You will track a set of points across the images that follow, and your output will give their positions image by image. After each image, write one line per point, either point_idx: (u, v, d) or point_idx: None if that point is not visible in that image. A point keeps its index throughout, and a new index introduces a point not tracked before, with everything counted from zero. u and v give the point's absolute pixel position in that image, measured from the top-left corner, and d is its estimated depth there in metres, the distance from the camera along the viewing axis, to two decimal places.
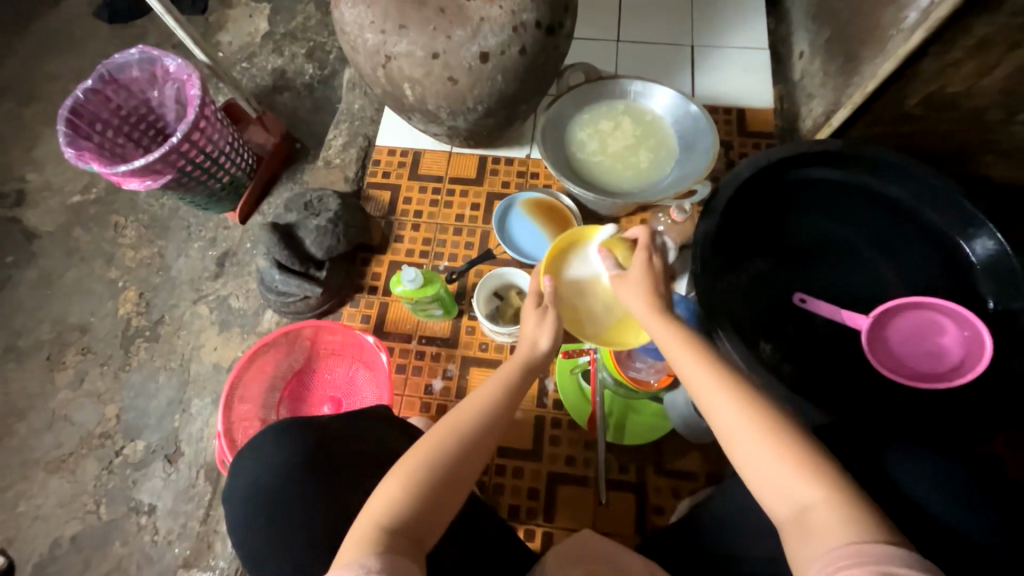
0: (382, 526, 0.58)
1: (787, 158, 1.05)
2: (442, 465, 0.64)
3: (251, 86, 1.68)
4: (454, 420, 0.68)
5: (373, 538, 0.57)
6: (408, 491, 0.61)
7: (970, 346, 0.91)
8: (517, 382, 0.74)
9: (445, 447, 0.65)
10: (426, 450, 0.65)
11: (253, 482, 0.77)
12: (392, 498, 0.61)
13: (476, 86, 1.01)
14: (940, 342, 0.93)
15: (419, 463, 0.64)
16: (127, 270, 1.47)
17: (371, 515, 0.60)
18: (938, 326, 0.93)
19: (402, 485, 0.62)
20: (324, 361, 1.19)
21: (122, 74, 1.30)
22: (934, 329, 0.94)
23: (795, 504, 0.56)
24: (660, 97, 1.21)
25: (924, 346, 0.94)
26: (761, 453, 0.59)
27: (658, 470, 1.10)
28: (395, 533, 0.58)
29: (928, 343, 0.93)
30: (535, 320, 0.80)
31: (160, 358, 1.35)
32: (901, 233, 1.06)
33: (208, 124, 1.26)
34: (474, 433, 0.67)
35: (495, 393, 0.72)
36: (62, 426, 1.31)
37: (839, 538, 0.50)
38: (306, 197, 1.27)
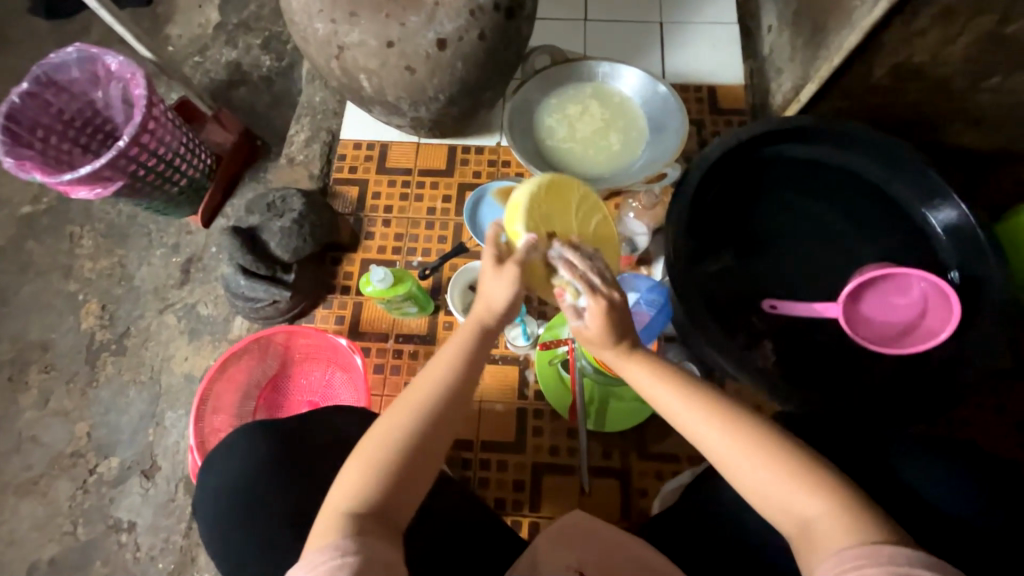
0: (344, 513, 0.57)
1: (756, 137, 1.04)
2: (410, 446, 0.61)
3: (205, 83, 1.60)
4: (412, 397, 0.64)
5: (337, 525, 0.56)
6: (372, 478, 0.59)
7: (929, 296, 0.94)
8: (474, 345, 0.67)
9: (404, 426, 0.62)
10: (391, 429, 0.62)
11: (218, 504, 0.73)
12: (357, 485, 0.59)
13: (436, 75, 0.97)
14: (902, 301, 0.96)
15: (376, 456, 0.60)
16: (87, 282, 1.40)
17: (333, 505, 0.58)
18: (898, 287, 0.96)
19: (364, 469, 0.59)
20: (300, 366, 1.16)
21: (60, 75, 1.22)
22: (895, 291, 0.96)
23: (793, 519, 0.56)
24: (628, 78, 1.18)
25: (894, 307, 0.96)
26: (711, 437, 0.60)
27: (641, 455, 1.11)
28: (363, 517, 0.57)
29: (890, 306, 0.96)
30: (495, 276, 0.68)
31: (129, 371, 1.31)
32: (872, 207, 1.06)
33: (158, 125, 1.20)
34: (432, 407, 0.63)
35: (449, 369, 0.65)
36: (30, 447, 1.26)
37: (847, 542, 0.52)
38: (269, 197, 1.22)
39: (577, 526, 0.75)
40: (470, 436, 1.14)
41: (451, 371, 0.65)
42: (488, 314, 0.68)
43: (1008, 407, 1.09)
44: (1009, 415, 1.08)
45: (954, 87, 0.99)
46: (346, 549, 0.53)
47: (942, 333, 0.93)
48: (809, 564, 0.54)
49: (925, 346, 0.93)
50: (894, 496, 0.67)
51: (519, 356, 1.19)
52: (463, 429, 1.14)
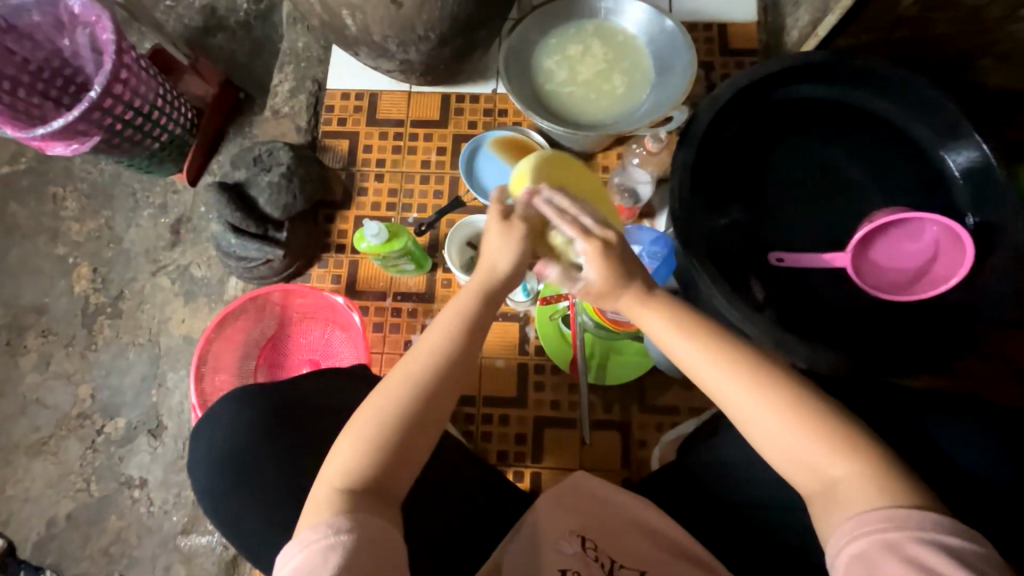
0: (339, 488, 0.57)
1: (770, 76, 0.98)
2: (402, 418, 0.60)
3: (180, 29, 1.49)
4: (410, 366, 0.62)
5: (332, 502, 0.56)
6: (367, 454, 0.59)
7: (941, 243, 0.91)
8: (475, 313, 0.65)
9: (403, 398, 0.61)
10: (389, 401, 0.61)
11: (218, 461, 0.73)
12: (351, 459, 0.59)
13: (425, 10, 0.89)
14: (912, 247, 0.93)
15: (373, 426, 0.60)
16: (75, 245, 1.37)
17: (328, 478, 0.58)
18: (909, 234, 0.93)
19: (359, 445, 0.59)
20: (299, 325, 1.15)
21: (20, 20, 1.13)
22: (907, 237, 0.93)
23: (816, 477, 0.56)
24: (633, 13, 1.09)
25: (905, 255, 0.94)
26: (735, 390, 0.59)
27: (641, 408, 1.12)
28: (356, 493, 0.57)
29: (901, 253, 0.94)
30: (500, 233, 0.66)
31: (127, 334, 1.30)
32: (888, 151, 1.01)
33: (131, 74, 1.12)
34: (430, 378, 0.62)
35: (441, 337, 0.63)
36: (36, 410, 1.27)
37: (866, 505, 0.52)
38: (254, 151, 1.16)
39: (581, 489, 0.75)
40: (471, 392, 1.14)
41: (446, 340, 0.63)
42: (490, 276, 0.66)
43: (1011, 356, 1.08)
44: (1011, 364, 1.08)
45: (985, 15, 0.92)
46: (339, 527, 0.53)
47: (952, 279, 0.90)
48: (823, 519, 0.54)
49: (934, 292, 0.91)
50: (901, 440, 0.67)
51: (519, 313, 1.18)
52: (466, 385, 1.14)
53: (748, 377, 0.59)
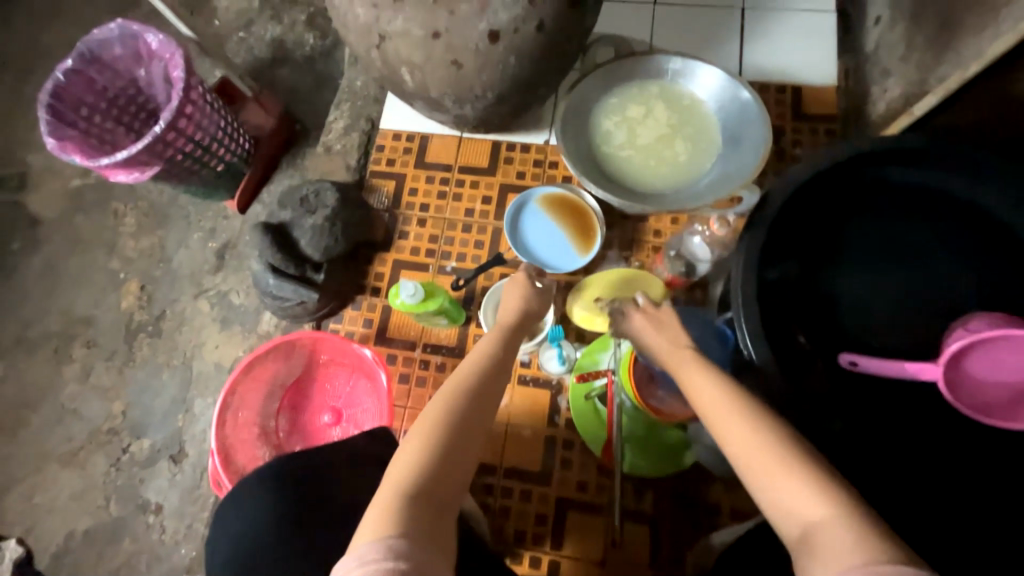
0: (407, 492, 0.56)
1: (855, 156, 0.88)
2: (455, 424, 0.61)
3: (249, 60, 1.55)
4: (463, 375, 0.66)
5: (388, 513, 0.54)
6: (429, 453, 0.59)
7: None
8: (510, 342, 0.73)
9: (462, 406, 0.63)
10: (451, 406, 0.63)
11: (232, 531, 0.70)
12: (412, 461, 0.58)
13: (485, 71, 0.86)
14: (1012, 361, 0.79)
15: (435, 426, 0.61)
16: (128, 261, 1.42)
17: (393, 480, 0.57)
18: (1010, 348, 0.78)
19: (423, 444, 0.59)
20: (325, 371, 1.12)
21: (104, 52, 1.19)
22: (1010, 351, 0.79)
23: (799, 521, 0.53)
24: (704, 78, 1.03)
25: (1007, 368, 0.80)
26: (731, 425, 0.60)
27: (677, 502, 1.02)
28: (418, 501, 0.55)
29: (999, 369, 0.80)
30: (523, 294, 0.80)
31: (163, 355, 1.32)
32: (990, 248, 0.89)
33: (196, 109, 1.16)
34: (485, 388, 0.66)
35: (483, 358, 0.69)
36: (71, 420, 1.31)
37: (852, 559, 0.47)
38: (300, 192, 1.15)
39: None
40: (493, 461, 1.07)
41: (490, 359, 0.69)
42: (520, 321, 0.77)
43: None
44: None
45: None
46: (396, 549, 0.50)
47: None
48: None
49: None
50: None
51: (552, 380, 1.10)
52: (487, 453, 1.08)
53: (736, 414, 0.61)
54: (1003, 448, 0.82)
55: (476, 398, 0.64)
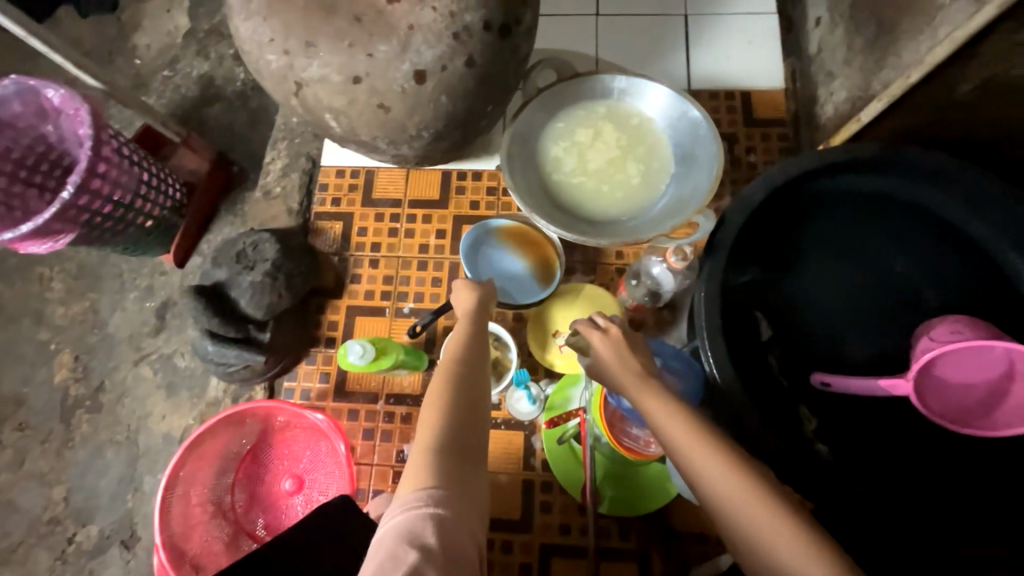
0: (432, 445, 0.57)
1: (808, 171, 0.85)
2: (467, 401, 0.63)
3: (176, 100, 1.45)
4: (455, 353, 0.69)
5: (431, 458, 0.56)
6: (444, 416, 0.61)
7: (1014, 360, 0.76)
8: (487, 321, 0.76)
9: (460, 374, 0.66)
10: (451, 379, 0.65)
11: None
12: (439, 426, 0.60)
13: (416, 112, 0.80)
14: (977, 368, 0.78)
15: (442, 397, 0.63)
16: (59, 330, 1.30)
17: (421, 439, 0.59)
18: (973, 356, 0.77)
19: (437, 408, 0.62)
20: (282, 435, 1.05)
21: (2, 111, 1.08)
22: (975, 358, 0.77)
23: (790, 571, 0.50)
24: (651, 96, 0.99)
25: (975, 374, 0.78)
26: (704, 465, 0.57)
27: (663, 537, 0.98)
28: (445, 450, 0.57)
29: (966, 375, 0.79)
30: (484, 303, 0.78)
31: (105, 430, 1.21)
32: (950, 252, 0.88)
33: (110, 167, 1.06)
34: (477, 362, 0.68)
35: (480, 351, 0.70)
36: (7, 513, 1.19)
37: None
38: (236, 245, 1.05)
39: None
40: None
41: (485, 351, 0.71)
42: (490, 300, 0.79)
43: None
44: None
45: None
46: (434, 497, 0.52)
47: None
48: None
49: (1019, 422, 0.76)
50: None
51: (524, 421, 1.05)
52: None
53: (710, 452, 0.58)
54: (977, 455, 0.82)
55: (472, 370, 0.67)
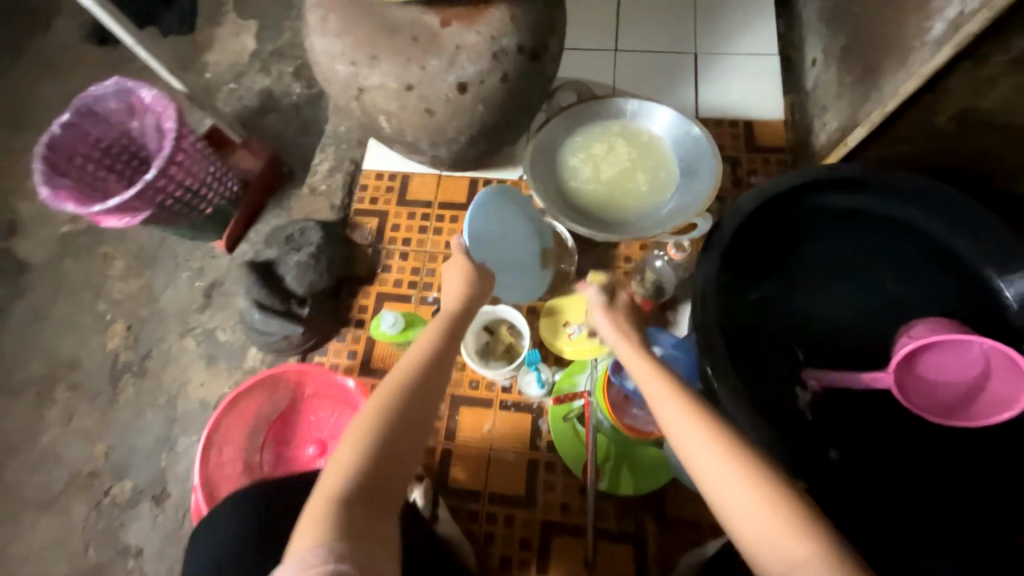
0: (337, 496, 0.57)
1: (797, 186, 0.95)
2: (391, 426, 0.62)
3: (239, 108, 1.64)
4: (392, 379, 0.65)
5: (330, 514, 0.55)
6: (359, 457, 0.59)
7: (990, 359, 0.82)
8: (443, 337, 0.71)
9: (389, 406, 0.63)
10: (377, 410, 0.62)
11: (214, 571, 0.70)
12: (348, 469, 0.59)
13: (455, 118, 0.94)
14: (956, 365, 0.85)
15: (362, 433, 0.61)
16: (115, 302, 1.44)
17: (328, 485, 0.58)
18: (952, 355, 0.84)
19: (354, 449, 0.60)
20: (310, 403, 1.14)
21: (100, 106, 1.26)
22: (952, 355, 0.84)
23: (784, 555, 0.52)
24: (659, 117, 1.12)
25: (952, 369, 0.85)
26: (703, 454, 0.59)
27: (659, 521, 1.03)
28: (349, 504, 0.56)
29: (945, 372, 0.85)
30: (462, 277, 0.79)
31: (148, 394, 1.33)
32: (931, 266, 0.95)
33: (186, 157, 1.22)
34: (412, 391, 0.64)
35: (427, 349, 0.68)
36: (52, 465, 1.29)
37: None
38: (287, 231, 1.22)
39: None
40: (477, 487, 1.09)
41: (430, 353, 0.68)
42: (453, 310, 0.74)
43: None
44: None
45: None
46: (333, 550, 0.52)
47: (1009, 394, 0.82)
48: None
49: (997, 415, 0.82)
50: None
51: (533, 404, 1.14)
52: (470, 480, 1.10)
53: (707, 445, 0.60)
54: (957, 450, 0.88)
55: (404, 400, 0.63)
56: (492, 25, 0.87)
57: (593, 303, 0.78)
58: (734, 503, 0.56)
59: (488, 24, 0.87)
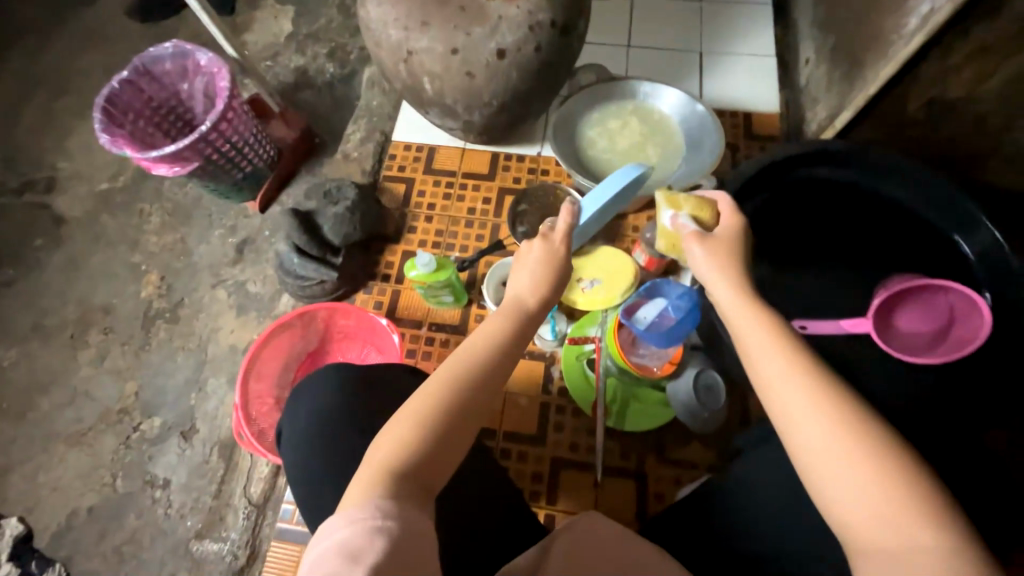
0: (388, 469, 0.58)
1: (790, 157, 1.07)
2: (447, 410, 0.63)
3: (275, 83, 1.75)
4: (455, 367, 0.66)
5: (380, 486, 0.56)
6: (413, 438, 0.61)
7: (955, 310, 0.96)
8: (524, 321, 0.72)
9: (450, 394, 0.64)
10: (436, 393, 0.64)
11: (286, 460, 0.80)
12: (402, 445, 0.60)
13: (492, 81, 1.06)
14: (928, 313, 0.98)
15: (422, 412, 0.63)
16: (150, 255, 1.52)
17: (377, 457, 0.60)
18: (925, 304, 0.97)
19: (410, 429, 0.61)
20: (338, 344, 1.24)
21: (156, 67, 1.37)
22: (925, 306, 0.97)
23: (889, 529, 0.50)
24: (668, 97, 1.25)
25: (922, 317, 0.98)
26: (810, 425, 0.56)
27: (660, 460, 1.12)
28: (397, 477, 0.58)
29: (918, 320, 0.98)
30: (540, 260, 0.74)
31: (179, 339, 1.40)
32: (906, 231, 1.09)
33: (235, 116, 1.33)
34: (475, 382, 0.65)
35: (498, 335, 0.69)
36: (82, 401, 1.35)
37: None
38: (326, 186, 1.32)
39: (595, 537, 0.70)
40: (492, 425, 1.17)
41: (500, 338, 0.69)
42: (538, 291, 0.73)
43: None
44: None
45: None
46: (381, 510, 0.53)
47: (971, 335, 0.94)
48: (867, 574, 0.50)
49: (962, 351, 0.94)
50: None
51: (546, 353, 1.23)
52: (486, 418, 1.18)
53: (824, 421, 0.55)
54: (934, 389, 0.98)
55: (464, 391, 0.64)
56: (531, 1, 0.99)
57: (691, 239, 0.73)
58: (848, 477, 0.53)
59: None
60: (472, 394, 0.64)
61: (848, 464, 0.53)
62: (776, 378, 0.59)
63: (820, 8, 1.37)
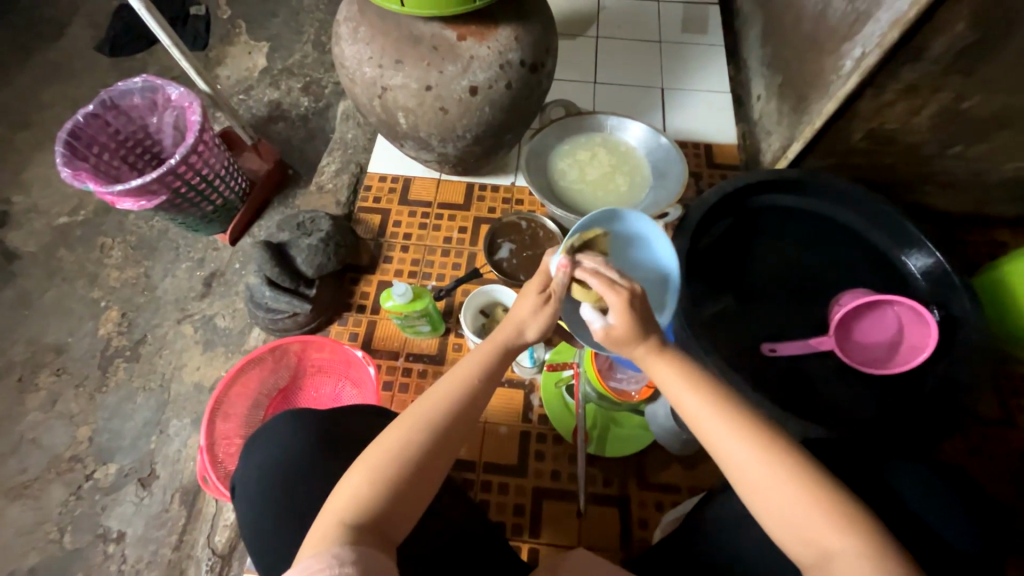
0: (346, 523, 0.57)
1: (750, 184, 1.14)
2: (417, 454, 0.62)
3: (248, 117, 1.75)
4: (422, 411, 0.65)
5: (336, 535, 0.56)
6: (376, 488, 0.59)
7: (903, 318, 1.02)
8: (496, 364, 0.70)
9: (414, 441, 0.62)
10: (401, 441, 0.62)
11: (248, 503, 0.75)
12: (357, 494, 0.59)
13: (465, 116, 1.09)
14: (879, 325, 1.04)
15: (384, 461, 0.61)
16: (110, 290, 1.46)
17: (336, 511, 0.58)
18: (874, 317, 1.04)
19: (370, 480, 0.60)
20: (311, 378, 1.20)
21: (123, 101, 1.35)
22: (876, 318, 1.03)
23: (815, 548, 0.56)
24: (633, 130, 1.32)
25: (876, 328, 1.04)
26: (740, 456, 0.60)
27: (642, 485, 1.12)
28: (360, 529, 0.57)
29: (873, 331, 1.04)
30: (534, 306, 0.72)
31: (140, 378, 1.33)
32: (859, 252, 1.16)
33: (205, 149, 1.31)
34: (442, 426, 0.64)
35: (467, 375, 0.68)
36: (28, 450, 1.26)
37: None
38: (298, 218, 1.32)
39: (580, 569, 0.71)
40: (472, 457, 1.15)
41: (471, 374, 0.68)
42: (514, 340, 0.72)
43: (1003, 455, 1.12)
44: (1001, 462, 1.11)
45: (923, 152, 1.17)
46: (339, 560, 0.52)
47: (923, 341, 1.00)
48: None
49: (915, 359, 1.00)
50: (890, 517, 0.69)
51: (524, 380, 1.23)
52: (466, 451, 1.16)
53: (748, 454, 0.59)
54: (896, 404, 1.02)
55: (428, 439, 0.63)
56: (500, 41, 1.04)
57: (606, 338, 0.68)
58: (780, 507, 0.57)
59: (497, 40, 1.04)
60: (440, 442, 0.63)
61: (780, 498, 0.57)
62: (708, 427, 0.62)
63: (767, 49, 1.49)
